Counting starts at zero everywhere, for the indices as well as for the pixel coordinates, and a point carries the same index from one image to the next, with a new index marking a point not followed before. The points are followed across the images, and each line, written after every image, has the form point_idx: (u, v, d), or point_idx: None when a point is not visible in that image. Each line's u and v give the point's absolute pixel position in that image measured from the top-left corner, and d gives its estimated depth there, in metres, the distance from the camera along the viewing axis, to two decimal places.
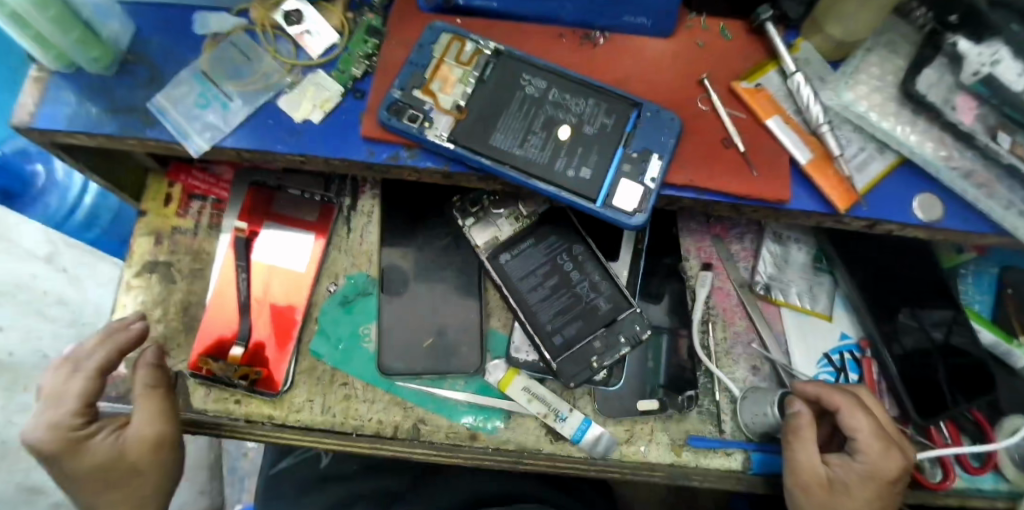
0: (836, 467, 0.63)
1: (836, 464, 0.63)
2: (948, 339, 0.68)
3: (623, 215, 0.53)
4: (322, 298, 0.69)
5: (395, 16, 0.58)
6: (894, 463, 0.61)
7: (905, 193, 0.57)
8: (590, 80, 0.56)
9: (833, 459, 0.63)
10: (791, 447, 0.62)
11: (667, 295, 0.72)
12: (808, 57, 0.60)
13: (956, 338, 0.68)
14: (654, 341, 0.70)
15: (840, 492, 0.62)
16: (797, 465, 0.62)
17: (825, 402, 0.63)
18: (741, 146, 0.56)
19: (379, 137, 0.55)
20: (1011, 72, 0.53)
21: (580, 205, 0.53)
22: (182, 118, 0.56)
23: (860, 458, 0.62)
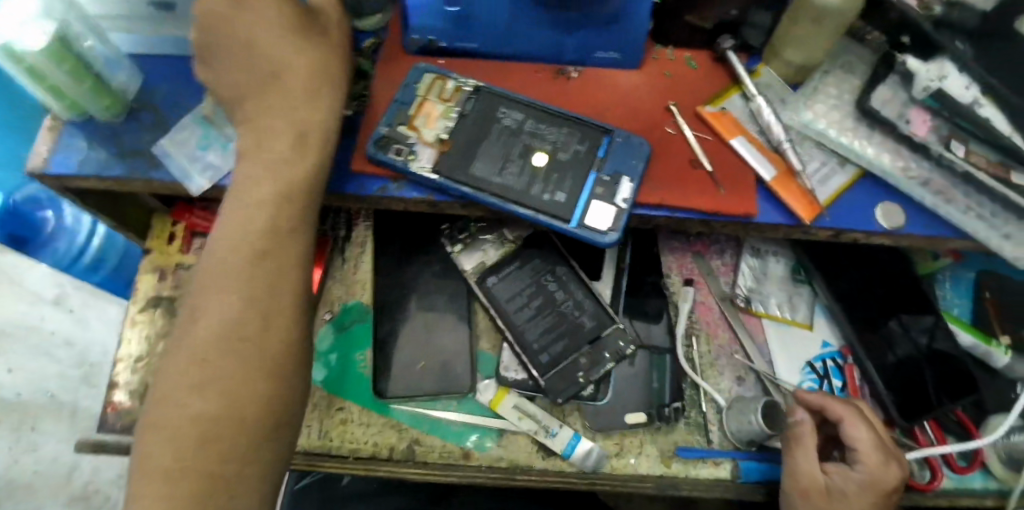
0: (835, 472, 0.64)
1: (833, 471, 0.64)
2: (932, 345, 0.70)
3: (596, 234, 0.56)
4: (319, 325, 0.72)
5: (382, 60, 0.63)
6: (886, 470, 0.62)
7: (867, 203, 0.59)
8: (563, 111, 0.60)
9: (831, 467, 0.65)
10: (791, 452, 0.65)
11: (665, 315, 0.74)
12: (769, 81, 0.63)
13: (940, 343, 0.70)
14: (659, 360, 0.72)
15: (838, 498, 0.63)
16: (797, 470, 0.64)
17: (828, 412, 0.65)
18: (708, 166, 0.59)
19: (368, 170, 0.58)
20: (958, 85, 0.57)
21: (557, 225, 0.56)
22: (184, 159, 0.59)
23: (858, 468, 0.63)
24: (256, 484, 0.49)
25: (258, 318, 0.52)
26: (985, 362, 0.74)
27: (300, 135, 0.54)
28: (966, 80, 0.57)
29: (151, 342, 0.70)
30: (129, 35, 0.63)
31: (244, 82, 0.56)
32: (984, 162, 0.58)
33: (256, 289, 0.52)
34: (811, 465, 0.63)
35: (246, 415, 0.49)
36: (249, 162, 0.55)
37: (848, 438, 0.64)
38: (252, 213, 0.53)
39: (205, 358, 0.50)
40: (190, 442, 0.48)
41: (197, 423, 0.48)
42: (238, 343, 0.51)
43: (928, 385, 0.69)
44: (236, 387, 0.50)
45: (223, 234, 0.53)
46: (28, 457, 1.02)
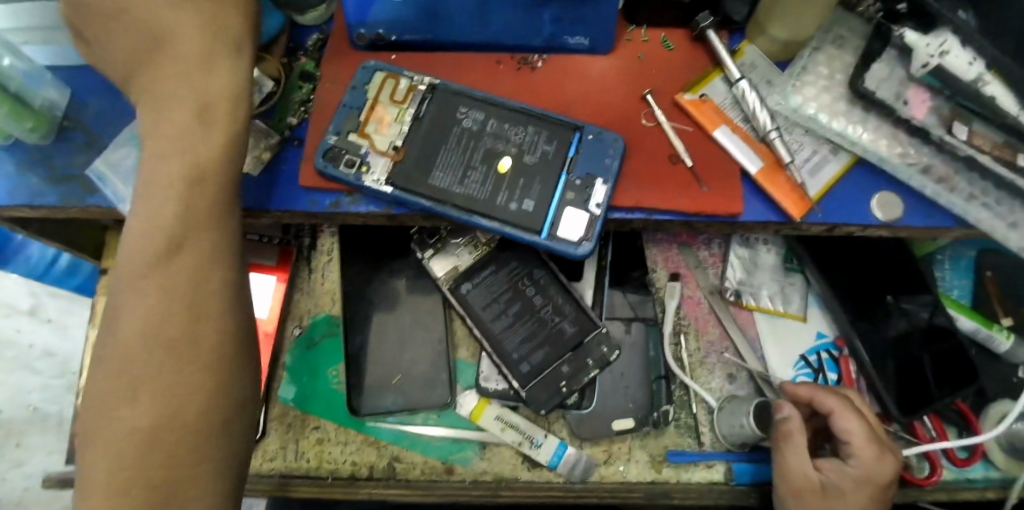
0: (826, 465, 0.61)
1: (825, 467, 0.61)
2: (932, 319, 0.67)
3: (568, 246, 0.52)
4: (288, 342, 0.68)
5: (329, 56, 0.58)
6: (886, 466, 0.59)
7: (862, 193, 0.55)
8: (526, 107, 0.55)
9: (824, 464, 0.61)
10: (780, 452, 0.61)
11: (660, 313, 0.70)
12: (753, 61, 0.58)
13: (941, 317, 0.67)
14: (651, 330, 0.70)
15: (835, 496, 0.60)
16: (786, 469, 0.61)
17: (819, 405, 0.62)
18: (689, 161, 0.54)
19: (318, 186, 0.54)
20: (961, 62, 0.51)
21: (525, 236, 0.52)
22: (121, 183, 0.54)
23: (853, 463, 0.59)
24: (212, 486, 0.44)
25: (182, 302, 0.45)
26: (987, 346, 0.70)
27: (204, 113, 0.47)
28: (971, 54, 0.51)
29: None
30: (46, 46, 0.57)
31: (137, 61, 0.48)
32: (989, 144, 0.53)
33: (172, 270, 0.45)
34: (806, 468, 0.60)
35: (187, 416, 0.44)
36: (151, 145, 0.47)
37: (840, 431, 0.60)
38: (158, 199, 0.46)
39: (130, 359, 0.44)
40: (131, 451, 0.43)
41: (136, 433, 0.43)
42: (166, 341, 0.44)
43: (928, 374, 0.66)
44: (172, 387, 0.44)
45: (132, 221, 0.46)
46: (14, 474, 1.01)
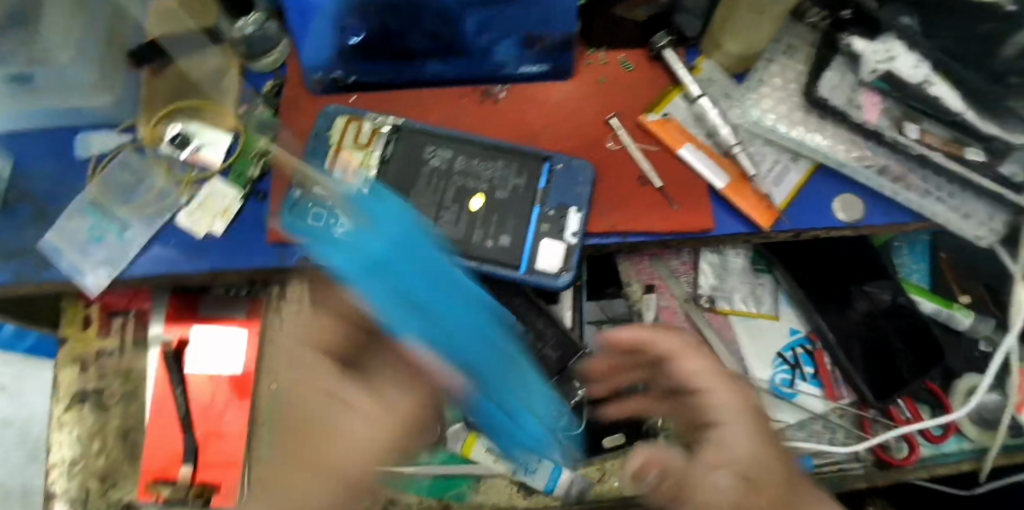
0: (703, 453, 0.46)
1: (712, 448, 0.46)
2: (896, 300, 0.70)
3: (549, 278, 0.52)
4: (265, 394, 0.66)
5: (286, 102, 0.56)
6: (779, 457, 0.45)
7: (826, 197, 0.57)
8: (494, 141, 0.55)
9: (723, 456, 0.45)
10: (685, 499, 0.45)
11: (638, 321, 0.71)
12: (711, 76, 0.59)
13: (903, 298, 0.70)
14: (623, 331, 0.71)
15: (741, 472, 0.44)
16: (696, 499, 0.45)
17: (705, 394, 0.48)
18: (657, 181, 0.55)
19: (287, 239, 0.52)
20: (907, 65, 0.54)
21: (504, 274, 0.52)
22: (78, 256, 0.52)
23: (717, 420, 0.46)
24: None
25: None
26: (948, 324, 0.74)
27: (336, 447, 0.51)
28: (915, 58, 0.54)
29: (85, 441, 0.65)
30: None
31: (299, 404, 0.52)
32: (938, 141, 0.55)
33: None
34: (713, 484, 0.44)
35: None
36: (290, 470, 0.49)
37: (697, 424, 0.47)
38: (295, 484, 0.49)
39: None
40: None
41: None
42: None
43: (898, 355, 0.69)
44: None
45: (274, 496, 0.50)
46: None
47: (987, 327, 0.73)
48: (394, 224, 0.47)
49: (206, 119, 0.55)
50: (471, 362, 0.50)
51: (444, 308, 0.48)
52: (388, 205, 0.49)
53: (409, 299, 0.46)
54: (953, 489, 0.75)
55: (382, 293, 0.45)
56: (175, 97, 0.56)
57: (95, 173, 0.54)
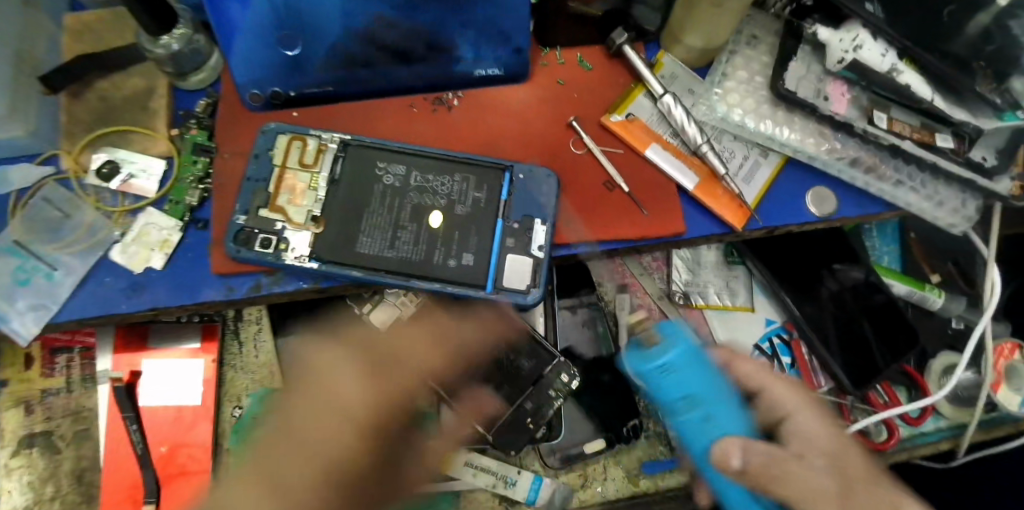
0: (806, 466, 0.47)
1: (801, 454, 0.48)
2: (869, 278, 0.69)
3: (519, 295, 0.49)
4: (229, 425, 0.63)
5: (222, 123, 0.52)
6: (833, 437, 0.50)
7: (798, 191, 0.55)
8: (450, 152, 0.52)
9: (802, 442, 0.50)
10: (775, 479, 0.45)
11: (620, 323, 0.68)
12: (672, 72, 0.57)
13: (875, 277, 0.69)
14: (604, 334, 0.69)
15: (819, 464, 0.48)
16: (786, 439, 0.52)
17: (764, 397, 0.54)
18: (625, 186, 0.52)
19: (234, 271, 0.49)
20: (875, 53, 0.51)
21: (470, 295, 0.49)
22: (4, 300, 0.49)
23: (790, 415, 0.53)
24: None
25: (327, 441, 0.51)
26: (921, 305, 0.73)
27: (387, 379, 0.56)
28: (882, 46, 0.51)
29: (37, 486, 0.62)
30: None
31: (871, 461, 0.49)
32: (908, 129, 0.54)
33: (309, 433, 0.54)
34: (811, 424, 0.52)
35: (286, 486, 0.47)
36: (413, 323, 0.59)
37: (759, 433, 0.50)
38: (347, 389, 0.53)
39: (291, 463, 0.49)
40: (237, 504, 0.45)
41: None
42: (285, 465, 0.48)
43: (873, 340, 0.68)
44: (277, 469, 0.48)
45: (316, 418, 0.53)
46: None
47: (959, 306, 0.73)
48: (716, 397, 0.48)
49: (135, 143, 0.52)
50: (710, 425, 0.48)
51: (708, 416, 0.48)
52: (701, 365, 0.48)
53: (712, 417, 0.48)
54: (931, 464, 0.75)
55: (694, 434, 0.48)
56: (99, 123, 0.52)
57: (15, 210, 0.50)
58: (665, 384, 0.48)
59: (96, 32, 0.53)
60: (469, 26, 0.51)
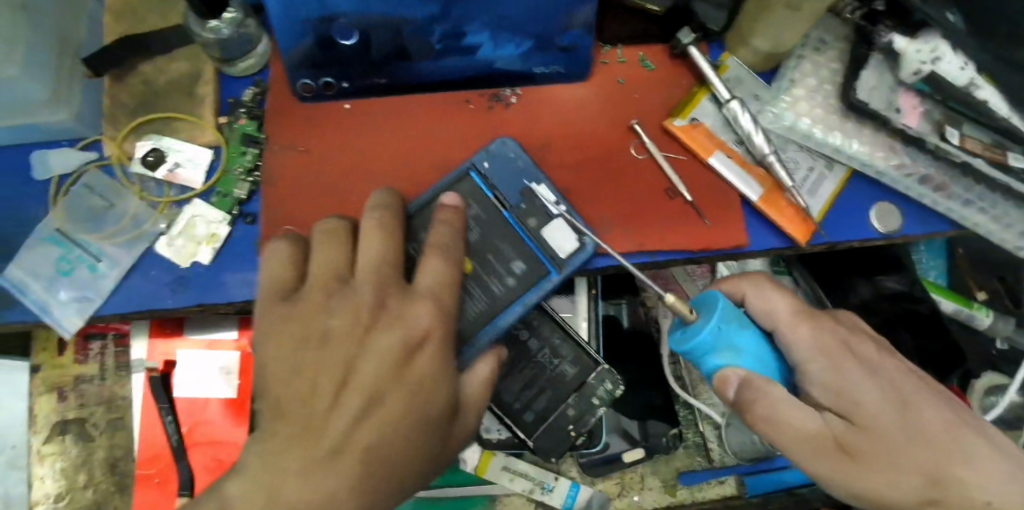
0: (874, 438, 0.42)
1: (872, 429, 0.42)
2: (913, 289, 0.66)
3: (577, 254, 0.47)
4: None
5: (271, 114, 0.50)
6: None
7: (862, 206, 0.54)
8: (431, 189, 0.47)
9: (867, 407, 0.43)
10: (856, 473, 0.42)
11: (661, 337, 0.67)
12: (738, 74, 0.54)
13: (921, 289, 0.66)
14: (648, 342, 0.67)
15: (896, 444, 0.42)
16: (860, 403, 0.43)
17: None
18: (687, 194, 0.51)
19: None
20: (953, 68, 0.48)
21: (546, 290, 0.46)
22: (45, 290, 0.47)
23: None
24: None
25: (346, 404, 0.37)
26: (967, 323, 0.71)
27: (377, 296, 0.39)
28: (962, 59, 0.48)
29: (69, 474, 0.62)
30: None
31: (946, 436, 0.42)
32: (980, 146, 0.51)
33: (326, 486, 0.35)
34: (879, 397, 0.43)
35: None
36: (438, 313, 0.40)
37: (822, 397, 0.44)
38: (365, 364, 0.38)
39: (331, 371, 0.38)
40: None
41: None
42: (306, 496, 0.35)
43: (911, 347, 0.64)
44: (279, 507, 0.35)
45: (326, 363, 0.38)
46: None
47: (1007, 326, 0.71)
48: (765, 355, 0.46)
49: (180, 131, 0.50)
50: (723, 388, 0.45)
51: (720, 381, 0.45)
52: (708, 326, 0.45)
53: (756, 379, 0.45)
54: None
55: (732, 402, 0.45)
56: (143, 107, 0.50)
57: (56, 198, 0.49)
58: (703, 364, 0.45)
59: (139, 12, 0.51)
60: (486, 20, 0.45)
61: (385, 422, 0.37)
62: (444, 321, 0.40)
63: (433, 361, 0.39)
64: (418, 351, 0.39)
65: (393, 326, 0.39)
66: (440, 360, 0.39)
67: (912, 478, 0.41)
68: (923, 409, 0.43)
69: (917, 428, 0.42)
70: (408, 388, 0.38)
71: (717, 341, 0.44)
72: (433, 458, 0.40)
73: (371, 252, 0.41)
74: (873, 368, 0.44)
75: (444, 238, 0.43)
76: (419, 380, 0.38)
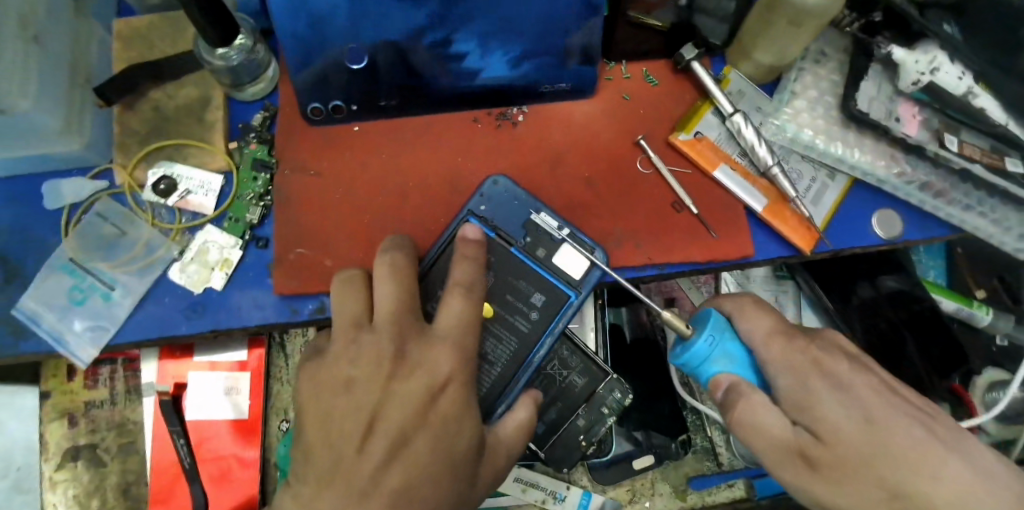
0: (836, 452, 0.41)
1: (834, 442, 0.41)
2: (915, 291, 0.67)
3: (589, 274, 0.48)
4: (276, 439, 0.62)
5: (282, 138, 0.50)
6: None
7: (863, 214, 0.54)
8: (439, 241, 0.48)
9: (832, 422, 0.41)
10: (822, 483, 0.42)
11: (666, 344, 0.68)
12: (740, 87, 0.55)
13: (922, 291, 0.67)
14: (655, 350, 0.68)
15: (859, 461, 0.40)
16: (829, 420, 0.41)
17: None
18: (694, 207, 0.51)
19: (297, 293, 0.48)
20: (951, 77, 0.49)
21: (570, 315, 0.48)
22: (59, 321, 0.47)
23: None
24: None
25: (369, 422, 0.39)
26: (967, 321, 0.73)
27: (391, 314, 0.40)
28: (959, 68, 0.49)
29: (82, 500, 0.61)
30: None
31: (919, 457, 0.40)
32: (978, 152, 0.52)
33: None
34: (841, 410, 0.41)
35: None
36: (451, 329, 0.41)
37: (789, 408, 0.43)
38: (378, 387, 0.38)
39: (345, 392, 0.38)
40: None
41: None
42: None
43: (914, 350, 0.65)
44: None
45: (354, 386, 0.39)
46: None
47: (1008, 324, 0.72)
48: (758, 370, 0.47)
49: (191, 158, 0.50)
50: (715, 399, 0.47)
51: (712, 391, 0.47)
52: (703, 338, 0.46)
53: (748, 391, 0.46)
54: None
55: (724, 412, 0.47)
56: (153, 135, 0.50)
57: (67, 227, 0.49)
58: (698, 374, 0.47)
59: (147, 38, 0.51)
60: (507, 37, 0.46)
61: (413, 457, 0.40)
62: (464, 367, 0.42)
63: (454, 403, 0.41)
64: (440, 394, 0.41)
65: (417, 372, 0.41)
66: (460, 402, 0.42)
67: (873, 491, 0.40)
68: (892, 424, 0.41)
69: (881, 443, 0.40)
70: (433, 425, 0.40)
71: (710, 352, 0.46)
72: (454, 493, 0.42)
73: (390, 288, 0.43)
74: (842, 382, 0.42)
75: (465, 274, 0.44)
76: (442, 420, 0.41)
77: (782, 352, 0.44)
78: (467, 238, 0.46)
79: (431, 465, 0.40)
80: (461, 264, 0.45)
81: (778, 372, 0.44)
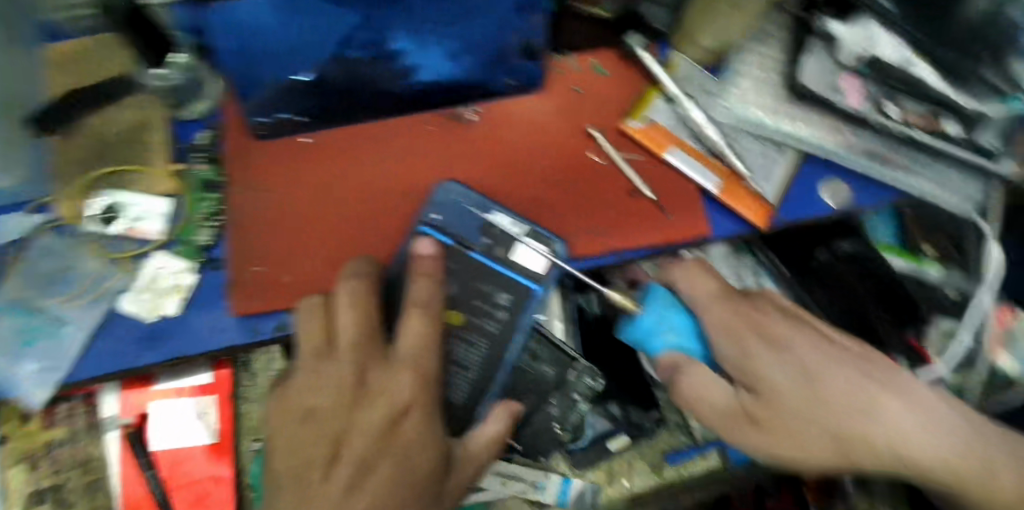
0: (779, 412, 0.46)
1: (777, 403, 0.46)
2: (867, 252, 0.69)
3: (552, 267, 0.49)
4: (249, 460, 0.61)
5: (230, 155, 0.49)
6: None
7: (812, 186, 0.56)
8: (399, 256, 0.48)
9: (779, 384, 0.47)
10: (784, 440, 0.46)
11: None
12: (688, 72, 0.55)
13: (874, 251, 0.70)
14: None
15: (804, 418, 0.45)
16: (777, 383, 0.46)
17: None
18: (651, 193, 0.52)
19: (258, 311, 0.47)
20: (886, 47, 0.53)
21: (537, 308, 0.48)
22: (9, 363, 0.45)
23: None
24: None
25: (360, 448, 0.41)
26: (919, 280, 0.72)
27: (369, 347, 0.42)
28: (893, 39, 0.53)
29: None
30: None
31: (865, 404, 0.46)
32: (918, 118, 0.54)
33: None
34: (780, 370, 0.47)
35: None
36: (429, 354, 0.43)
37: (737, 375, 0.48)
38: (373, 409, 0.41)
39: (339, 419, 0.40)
40: None
41: None
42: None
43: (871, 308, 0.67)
44: None
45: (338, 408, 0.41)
46: None
47: None
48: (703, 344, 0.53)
49: (137, 183, 0.49)
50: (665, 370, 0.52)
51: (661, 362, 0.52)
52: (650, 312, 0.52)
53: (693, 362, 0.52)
54: None
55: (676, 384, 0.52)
56: (96, 162, 0.48)
57: (9, 265, 0.47)
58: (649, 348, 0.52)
59: (80, 60, 0.49)
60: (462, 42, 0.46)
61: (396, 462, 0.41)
62: (426, 389, 0.43)
63: (417, 424, 0.42)
64: (403, 417, 0.42)
65: (381, 395, 0.42)
66: (423, 419, 0.43)
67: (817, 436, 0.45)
68: (828, 378, 0.46)
69: (816, 396, 0.45)
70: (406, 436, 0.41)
71: (660, 326, 0.52)
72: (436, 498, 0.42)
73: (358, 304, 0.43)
74: (781, 344, 0.47)
75: (423, 293, 0.44)
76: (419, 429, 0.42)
77: (731, 327, 0.48)
78: (421, 254, 0.46)
79: (415, 468, 0.42)
80: (420, 278, 0.45)
81: (722, 345, 0.49)
